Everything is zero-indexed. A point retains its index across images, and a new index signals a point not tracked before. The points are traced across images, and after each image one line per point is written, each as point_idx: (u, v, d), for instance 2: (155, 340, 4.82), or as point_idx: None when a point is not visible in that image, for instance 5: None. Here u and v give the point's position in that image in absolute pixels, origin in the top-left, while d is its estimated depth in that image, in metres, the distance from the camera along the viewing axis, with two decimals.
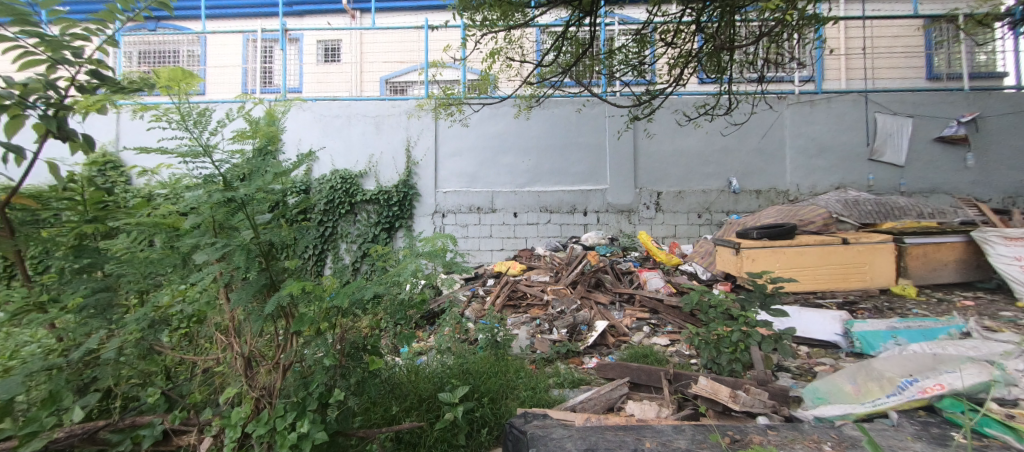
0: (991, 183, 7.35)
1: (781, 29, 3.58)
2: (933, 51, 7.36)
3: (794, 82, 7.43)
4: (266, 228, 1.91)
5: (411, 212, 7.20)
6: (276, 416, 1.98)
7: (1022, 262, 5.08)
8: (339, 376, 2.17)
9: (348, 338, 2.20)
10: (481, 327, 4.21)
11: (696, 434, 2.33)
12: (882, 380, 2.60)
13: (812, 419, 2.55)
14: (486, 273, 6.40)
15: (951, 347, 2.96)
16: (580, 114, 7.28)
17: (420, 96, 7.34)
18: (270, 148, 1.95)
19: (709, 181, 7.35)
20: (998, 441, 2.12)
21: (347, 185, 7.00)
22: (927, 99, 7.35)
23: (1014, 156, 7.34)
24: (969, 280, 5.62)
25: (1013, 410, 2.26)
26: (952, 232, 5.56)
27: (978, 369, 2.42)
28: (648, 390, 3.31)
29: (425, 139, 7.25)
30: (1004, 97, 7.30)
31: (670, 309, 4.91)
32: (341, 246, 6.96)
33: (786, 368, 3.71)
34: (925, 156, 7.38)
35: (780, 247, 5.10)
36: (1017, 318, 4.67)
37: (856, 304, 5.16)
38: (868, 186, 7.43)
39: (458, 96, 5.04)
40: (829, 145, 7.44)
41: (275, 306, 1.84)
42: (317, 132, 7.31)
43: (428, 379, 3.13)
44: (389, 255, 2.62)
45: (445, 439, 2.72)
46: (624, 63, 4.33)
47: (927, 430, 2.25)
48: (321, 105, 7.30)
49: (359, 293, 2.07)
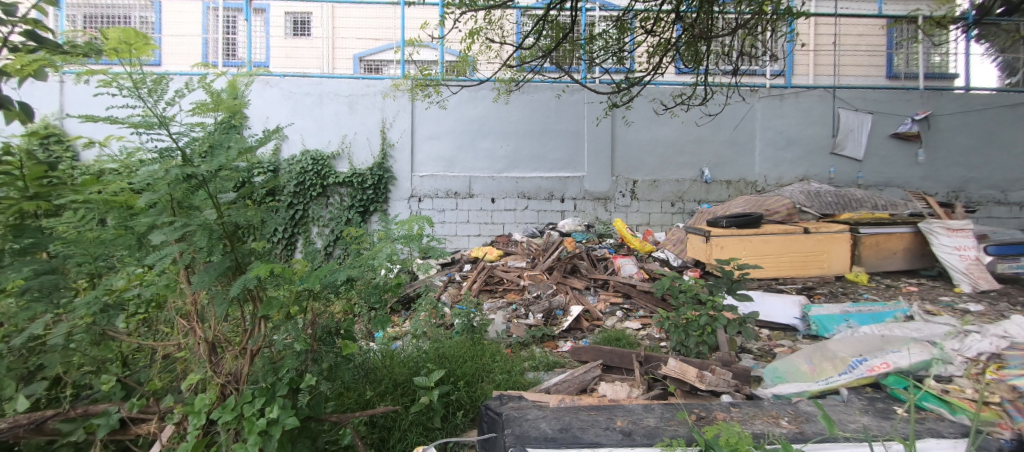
0: (942, 177, 7.74)
1: (756, 21, 3.65)
2: (893, 51, 7.66)
3: (765, 76, 7.59)
4: (231, 208, 1.88)
5: (386, 196, 7.12)
6: (245, 402, 1.95)
7: (961, 251, 5.40)
8: (311, 361, 2.18)
9: (320, 323, 2.21)
10: (457, 313, 4.26)
11: (665, 413, 2.43)
12: (835, 360, 2.77)
13: (770, 396, 2.69)
14: (463, 258, 6.41)
15: (897, 329, 3.15)
16: (559, 100, 7.29)
17: (396, 76, 7.21)
18: (233, 122, 1.93)
19: (683, 171, 7.50)
20: (933, 413, 2.29)
21: (319, 166, 6.86)
22: (886, 97, 7.66)
23: (963, 152, 7.72)
24: (914, 268, 5.95)
25: (949, 385, 2.43)
26: (905, 223, 5.84)
27: (920, 349, 2.61)
28: (620, 372, 3.42)
29: (401, 121, 7.15)
30: (956, 97, 7.64)
31: (643, 295, 5.10)
32: (313, 230, 6.89)
33: (748, 350, 3.88)
34: (884, 150, 7.71)
35: (747, 235, 5.28)
36: (954, 302, 5.01)
37: (813, 289, 5.41)
38: (830, 178, 7.71)
39: (436, 78, 4.96)
40: (796, 138, 7.66)
41: (241, 288, 1.84)
42: (287, 109, 7.09)
43: (403, 364, 3.16)
44: (363, 238, 2.65)
45: (420, 423, 2.76)
46: (605, 49, 4.35)
47: (872, 405, 2.40)
48: (292, 82, 7.08)
49: (331, 276, 2.09)
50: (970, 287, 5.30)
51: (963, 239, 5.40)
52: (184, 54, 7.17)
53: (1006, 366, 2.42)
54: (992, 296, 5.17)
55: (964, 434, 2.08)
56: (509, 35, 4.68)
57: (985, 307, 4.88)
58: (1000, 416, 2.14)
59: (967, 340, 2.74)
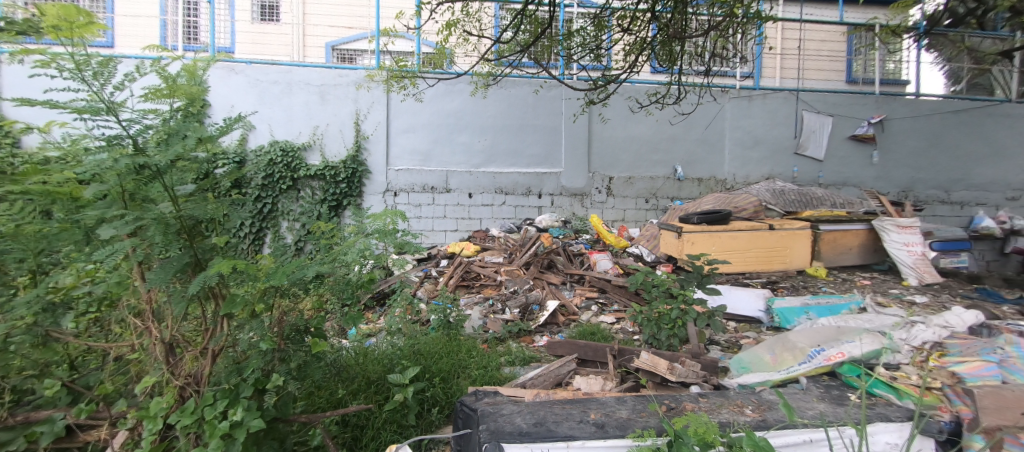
0: (897, 177, 8.12)
1: (727, 24, 3.74)
2: (853, 56, 8.03)
3: (735, 77, 7.78)
4: (188, 200, 1.83)
5: (360, 190, 7.03)
6: (206, 404, 1.93)
7: (909, 248, 5.71)
8: (278, 360, 2.10)
9: (288, 321, 2.16)
10: (434, 308, 4.27)
11: (637, 404, 2.49)
12: (795, 350, 2.89)
13: (736, 386, 2.78)
14: (441, 253, 6.39)
15: (852, 321, 3.31)
16: (537, 95, 7.31)
17: (371, 66, 7.08)
18: (192, 109, 1.90)
19: (656, 168, 7.64)
20: (882, 399, 2.43)
21: (288, 158, 6.69)
22: (846, 100, 7.95)
23: (915, 154, 8.11)
24: (868, 263, 6.21)
25: (897, 373, 2.58)
26: (861, 220, 6.09)
27: (872, 338, 2.74)
28: (594, 365, 3.49)
29: (376, 113, 7.03)
30: (907, 102, 7.99)
31: (617, 289, 5.20)
32: (282, 224, 6.75)
33: (716, 342, 4.00)
34: (845, 151, 8.02)
35: (716, 231, 5.42)
36: (903, 294, 5.28)
37: (777, 283, 5.58)
38: (793, 177, 7.98)
39: (412, 69, 4.91)
40: (763, 138, 7.89)
41: (201, 286, 1.79)
42: (253, 96, 6.83)
43: (377, 361, 3.16)
44: (333, 233, 2.67)
45: (394, 420, 2.76)
46: (582, 46, 4.40)
47: (828, 392, 2.51)
48: (258, 69, 6.81)
49: (299, 272, 2.05)
50: (917, 280, 5.62)
51: (911, 236, 5.75)
52: (138, 36, 6.69)
53: (946, 353, 2.64)
54: (936, 289, 5.49)
55: (910, 417, 2.21)
56: (487, 28, 4.63)
57: (929, 298, 5.17)
58: (940, 400, 2.29)
59: (913, 330, 2.90)
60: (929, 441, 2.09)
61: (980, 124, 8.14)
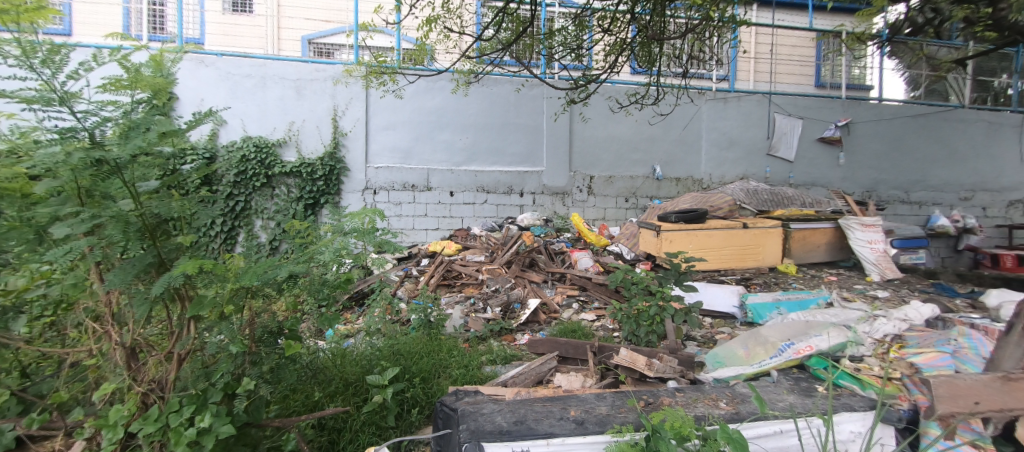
0: (862, 178, 8.42)
1: (703, 27, 3.83)
2: (822, 62, 8.33)
3: (711, 80, 7.94)
4: (152, 198, 1.82)
5: (338, 188, 6.92)
6: (172, 411, 1.90)
7: (872, 245, 5.96)
8: (249, 363, 2.08)
9: (260, 322, 2.16)
10: (414, 307, 4.26)
11: (616, 401, 2.54)
12: (767, 344, 2.98)
13: (711, 380, 2.86)
14: (421, 253, 6.34)
15: (819, 315, 3.43)
16: (519, 94, 7.34)
17: (349, 61, 6.97)
18: (158, 101, 1.84)
19: (636, 168, 7.74)
20: (847, 390, 2.51)
21: (262, 155, 6.54)
22: (815, 103, 8.18)
23: (879, 156, 8.44)
24: (834, 260, 6.41)
25: (861, 365, 2.68)
26: (827, 219, 6.29)
27: (838, 332, 2.84)
28: (574, 363, 3.53)
29: (355, 109, 6.93)
30: (870, 107, 8.32)
31: (598, 287, 5.26)
32: (256, 223, 6.59)
33: (693, 337, 4.08)
34: (816, 152, 8.25)
35: (693, 230, 5.53)
36: (867, 289, 5.49)
37: (750, 280, 5.72)
38: (766, 178, 8.18)
39: (392, 65, 4.85)
40: (738, 139, 8.06)
41: (164, 287, 1.76)
42: (225, 91, 6.63)
43: (355, 363, 3.15)
44: (309, 231, 2.65)
45: (373, 422, 2.76)
46: (563, 45, 4.43)
47: (797, 384, 2.60)
48: (231, 62, 6.63)
49: (271, 272, 2.02)
50: (879, 276, 5.84)
51: (874, 234, 5.97)
52: (100, 24, 6.45)
53: (905, 345, 2.78)
54: (897, 284, 5.72)
55: (872, 406, 2.30)
56: (468, 25, 4.61)
57: (890, 293, 5.39)
58: (900, 390, 2.41)
59: (875, 323, 3.03)
60: (889, 429, 2.19)
61: (938, 128, 8.53)
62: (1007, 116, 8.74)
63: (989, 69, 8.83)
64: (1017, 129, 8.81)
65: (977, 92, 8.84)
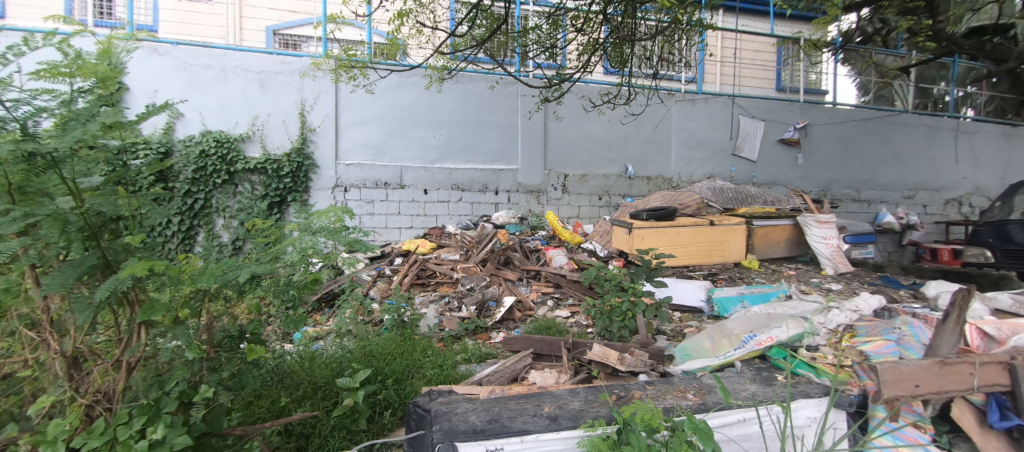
0: (819, 177, 8.77)
1: (672, 29, 3.92)
2: (782, 66, 8.64)
3: (680, 81, 8.10)
4: (94, 195, 1.76)
5: (307, 185, 6.68)
6: (121, 423, 1.83)
7: (828, 241, 6.22)
8: (208, 370, 2.06)
9: (219, 327, 2.17)
10: (387, 308, 4.23)
11: (588, 395, 2.59)
12: (732, 337, 3.09)
13: (679, 373, 2.94)
14: (394, 252, 6.28)
15: (780, 308, 3.58)
16: (493, 91, 7.34)
17: (317, 53, 6.77)
18: (104, 91, 1.79)
19: (609, 166, 7.87)
20: (804, 378, 2.64)
21: (223, 150, 6.24)
22: (776, 106, 8.49)
23: (836, 156, 8.82)
24: (794, 255, 6.66)
25: (816, 354, 2.82)
26: (786, 216, 6.54)
27: (796, 324, 2.97)
28: (549, 359, 3.58)
29: (323, 104, 6.74)
30: (825, 111, 8.70)
31: (572, 284, 5.33)
32: (218, 222, 6.35)
33: (663, 331, 4.19)
34: (779, 152, 8.55)
35: (663, 227, 5.66)
36: (823, 282, 5.73)
37: (717, 275, 5.88)
38: (731, 176, 8.42)
39: (362, 59, 4.76)
40: (706, 139, 8.28)
41: (110, 291, 1.71)
42: (181, 82, 6.30)
43: (325, 366, 3.11)
44: (272, 229, 2.60)
45: (344, 426, 2.73)
46: (537, 43, 4.45)
47: (759, 374, 2.71)
48: (187, 51, 6.29)
49: (230, 274, 1.99)
50: (832, 270, 6.13)
51: (829, 231, 6.23)
52: (40, 5, 6.26)
53: (856, 334, 2.93)
54: (849, 277, 6.00)
55: (826, 393, 2.43)
56: (440, 21, 4.57)
57: (844, 285, 5.65)
58: (852, 377, 2.53)
59: (828, 315, 3.19)
60: (840, 413, 2.32)
61: (888, 130, 9.01)
62: (946, 121, 9.29)
63: (930, 76, 9.39)
64: (954, 133, 9.39)
65: (919, 98, 9.32)
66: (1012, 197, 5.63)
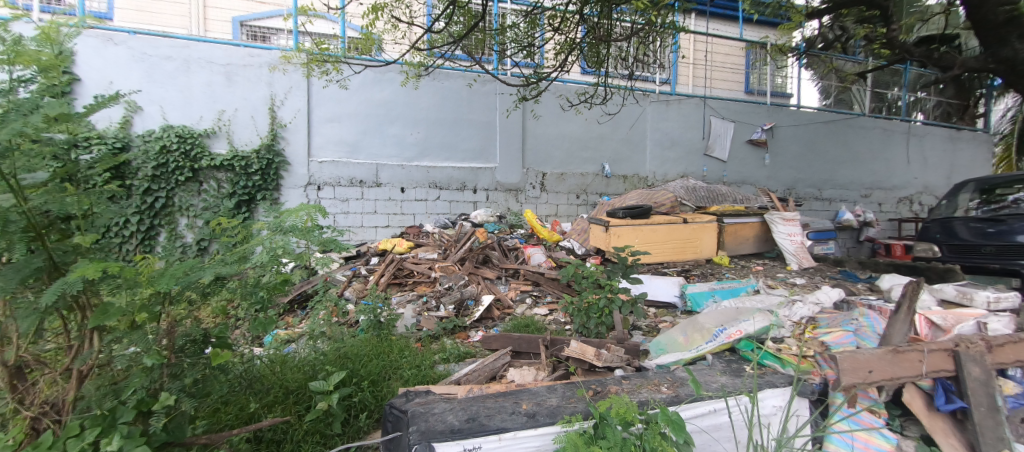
0: (786, 177, 9.05)
1: (647, 31, 3.98)
2: (750, 70, 8.88)
3: (655, 82, 8.23)
4: (38, 193, 1.74)
5: (277, 184, 6.52)
6: (72, 435, 1.81)
7: (793, 237, 6.42)
8: (169, 376, 1.98)
9: (181, 331, 2.06)
10: (364, 308, 4.21)
11: (566, 392, 2.63)
12: (703, 331, 3.18)
13: (653, 367, 3.01)
14: (370, 251, 6.21)
15: (748, 302, 3.70)
16: (471, 89, 7.34)
17: (287, 47, 6.61)
18: (49, 79, 1.81)
19: (586, 165, 7.96)
20: (771, 369, 2.72)
21: (186, 145, 6.01)
22: (745, 108, 8.73)
23: (803, 156, 9.11)
24: (762, 251, 6.85)
25: (782, 346, 2.93)
26: (755, 214, 6.73)
27: (763, 317, 3.07)
28: (528, 356, 3.61)
29: (294, 99, 6.59)
30: (790, 113, 8.98)
31: (550, 282, 5.38)
32: (180, 221, 6.09)
33: (638, 327, 4.27)
34: (749, 152, 8.79)
35: (639, 225, 5.76)
36: (788, 277, 5.92)
37: (690, 271, 6.02)
38: (703, 176, 8.61)
39: (335, 54, 4.70)
40: (679, 139, 8.44)
41: (57, 295, 1.68)
42: (139, 73, 6.07)
43: (297, 369, 3.07)
44: (236, 226, 2.55)
45: (317, 430, 2.69)
46: (515, 41, 4.46)
47: (728, 366, 2.80)
48: (146, 41, 6.06)
49: (193, 275, 1.93)
50: (797, 265, 6.34)
51: (794, 228, 6.43)
52: None
53: (818, 326, 3.08)
54: (812, 271, 6.22)
55: (790, 382, 2.52)
56: (416, 16, 4.52)
57: (807, 279, 5.86)
58: (814, 366, 2.65)
59: (793, 308, 3.31)
60: (804, 401, 2.40)
61: (850, 132, 9.38)
62: (898, 124, 9.75)
63: (886, 81, 9.83)
64: (907, 135, 9.88)
65: (875, 103, 9.73)
66: (956, 196, 6.04)
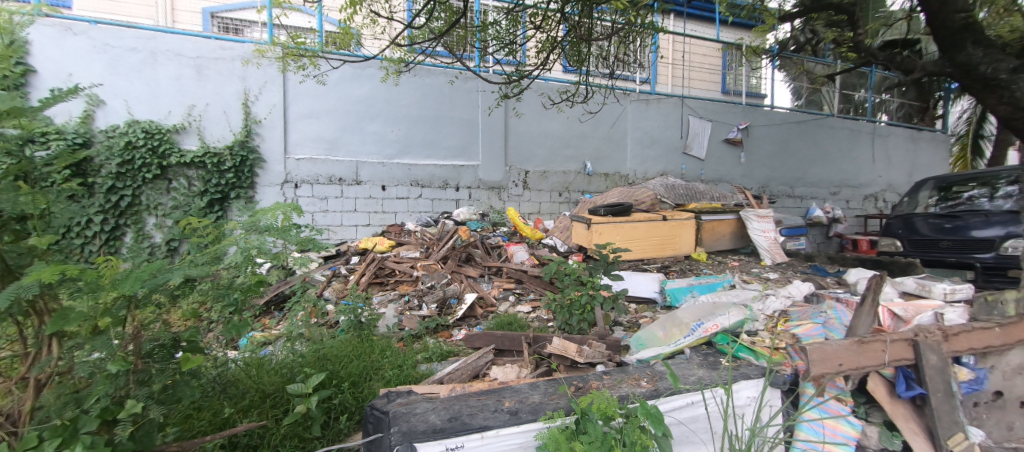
0: (761, 175, 9.26)
1: (627, 31, 4.03)
2: (726, 71, 9.06)
3: (635, 82, 8.32)
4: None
5: (252, 181, 6.39)
6: (31, 447, 1.76)
7: (767, 233, 6.61)
8: (135, 383, 1.95)
9: (148, 336, 2.04)
10: (344, 308, 4.18)
11: (548, 388, 2.66)
12: (682, 326, 3.24)
13: (634, 362, 3.06)
14: (350, 250, 6.16)
15: (725, 296, 3.79)
16: (452, 86, 7.33)
17: (261, 40, 6.49)
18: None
19: (568, 163, 8.01)
20: (746, 361, 2.79)
21: (153, 141, 5.83)
22: (722, 108, 8.89)
23: (777, 155, 9.33)
24: (738, 247, 7.01)
25: (756, 339, 3.01)
26: (731, 211, 6.87)
27: (738, 311, 3.15)
28: (511, 354, 3.64)
29: (269, 94, 6.46)
30: (765, 113, 9.18)
31: (533, 279, 5.41)
32: (148, 221, 5.92)
33: (619, 323, 4.33)
34: (726, 151, 8.97)
35: (620, 223, 5.83)
36: (763, 272, 6.07)
37: (669, 268, 6.13)
38: (682, 174, 8.74)
39: (312, 48, 4.62)
40: (659, 138, 8.55)
41: (12, 299, 1.65)
42: (101, 65, 5.83)
43: (275, 372, 3.02)
44: (203, 225, 2.53)
45: (295, 434, 2.66)
46: (497, 39, 4.46)
47: (705, 358, 2.88)
48: (108, 31, 5.82)
49: (161, 278, 1.91)
50: (771, 260, 6.50)
51: (768, 224, 6.64)
52: None
53: (789, 319, 3.21)
54: (785, 267, 6.39)
55: (762, 373, 2.60)
56: (396, 12, 4.47)
57: (781, 274, 6.02)
58: (785, 358, 2.71)
59: (766, 301, 3.41)
60: (775, 392, 2.51)
61: (822, 132, 9.65)
62: (864, 124, 10.08)
63: (855, 83, 10.14)
64: (875, 135, 10.21)
65: (844, 104, 10.03)
66: (917, 193, 6.28)
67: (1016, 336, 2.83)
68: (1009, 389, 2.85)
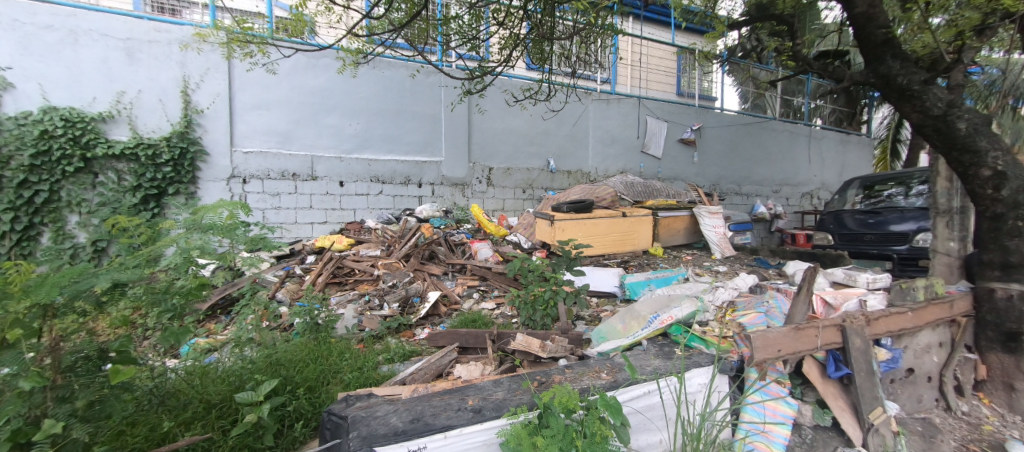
0: (713, 174, 9.65)
1: (588, 30, 4.09)
2: (681, 73, 9.36)
3: (596, 81, 8.44)
4: None
5: (194, 176, 6.09)
6: None
7: (718, 229, 6.89)
8: (55, 400, 1.92)
9: (70, 348, 2.01)
10: (299, 310, 4.05)
11: (511, 384, 2.70)
12: (639, 318, 3.34)
13: (595, 354, 3.15)
14: (305, 249, 6.03)
15: (680, 288, 3.94)
16: (414, 80, 7.23)
17: (202, 23, 6.16)
18: None
19: (531, 160, 8.09)
20: (698, 350, 2.94)
21: (74, 130, 5.45)
22: (678, 109, 9.18)
23: (727, 154, 9.74)
24: (693, 243, 7.29)
25: (706, 328, 3.15)
26: (685, 208, 7.12)
27: (690, 302, 3.26)
28: (474, 351, 3.67)
29: (213, 82, 6.19)
30: (716, 115, 9.56)
31: (497, 276, 5.44)
32: (71, 219, 5.54)
33: (581, 317, 4.43)
34: (681, 149, 9.28)
35: (582, 219, 5.94)
36: (714, 266, 6.35)
37: (628, 263, 6.30)
38: (640, 172, 8.98)
39: (261, 35, 4.40)
40: (619, 136, 8.75)
41: None
42: (11, 44, 5.39)
43: (222, 381, 2.91)
44: (133, 222, 2.49)
45: (245, 444, 2.59)
46: (459, 33, 4.41)
47: (660, 349, 3.01)
48: (18, 7, 5.39)
49: (86, 282, 1.98)
50: (721, 254, 6.79)
51: (719, 220, 6.91)
52: None
53: (737, 309, 3.38)
54: (733, 260, 6.70)
55: (712, 360, 2.75)
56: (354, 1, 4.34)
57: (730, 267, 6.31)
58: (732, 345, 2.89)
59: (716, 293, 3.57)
60: (724, 377, 2.67)
61: (767, 133, 10.16)
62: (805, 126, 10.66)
63: (795, 89, 10.70)
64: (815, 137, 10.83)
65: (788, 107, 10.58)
66: (846, 191, 6.69)
67: (924, 319, 3.09)
68: (919, 367, 3.15)
